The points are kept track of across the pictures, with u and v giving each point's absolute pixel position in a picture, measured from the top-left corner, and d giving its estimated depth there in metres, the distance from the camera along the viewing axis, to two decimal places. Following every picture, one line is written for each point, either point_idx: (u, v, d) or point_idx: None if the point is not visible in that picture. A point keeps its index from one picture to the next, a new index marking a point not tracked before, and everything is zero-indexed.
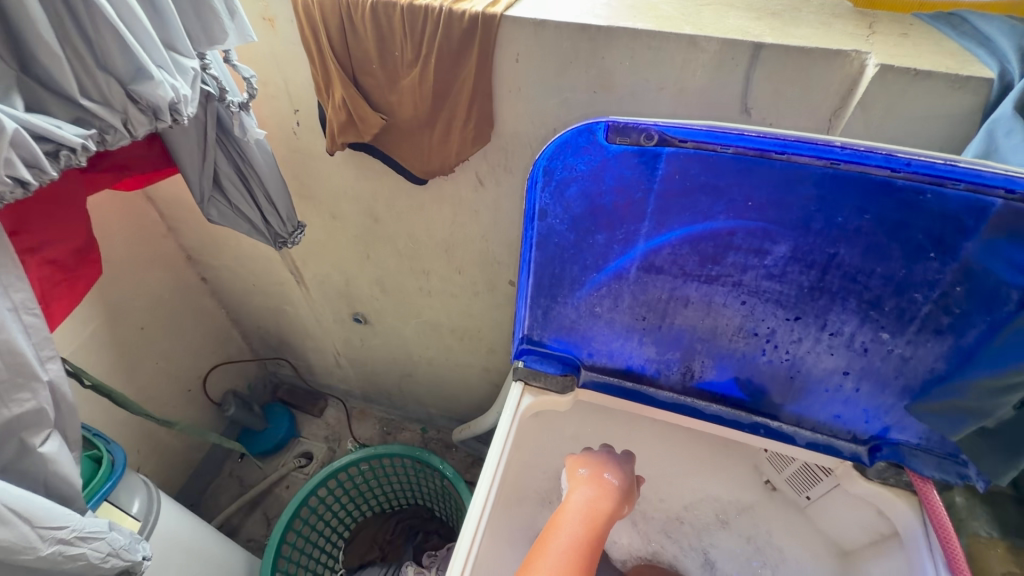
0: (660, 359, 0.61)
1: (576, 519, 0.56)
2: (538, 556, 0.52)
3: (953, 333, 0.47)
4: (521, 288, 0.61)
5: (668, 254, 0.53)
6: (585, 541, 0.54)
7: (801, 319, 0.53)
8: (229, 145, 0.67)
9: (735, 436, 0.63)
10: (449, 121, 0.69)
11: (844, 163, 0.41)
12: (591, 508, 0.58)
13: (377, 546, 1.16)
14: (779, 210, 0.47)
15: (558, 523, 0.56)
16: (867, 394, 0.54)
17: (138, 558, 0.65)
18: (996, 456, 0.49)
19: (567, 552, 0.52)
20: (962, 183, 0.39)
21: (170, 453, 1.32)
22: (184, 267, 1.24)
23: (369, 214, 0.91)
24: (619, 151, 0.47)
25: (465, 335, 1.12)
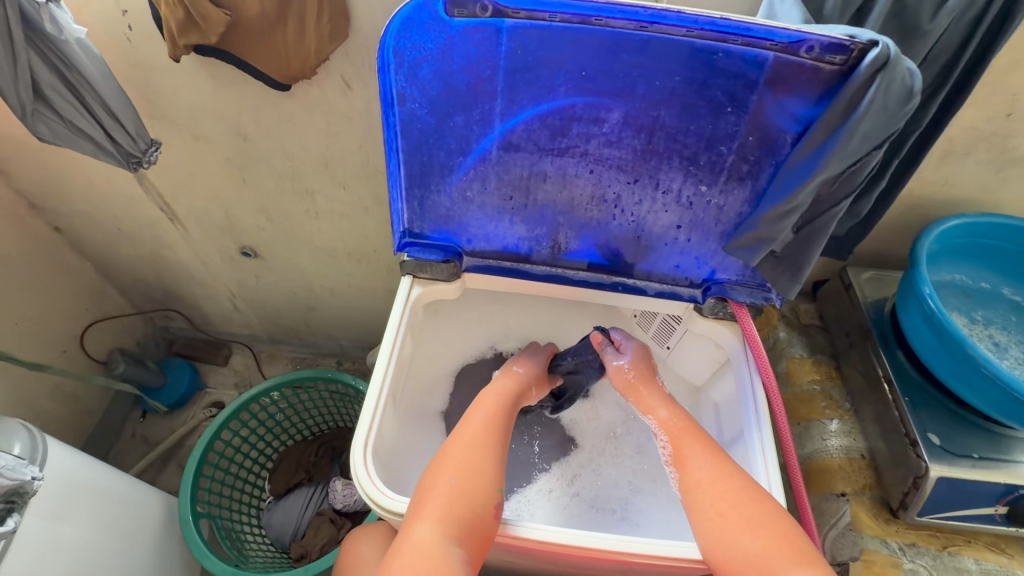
0: (532, 236, 0.69)
1: (506, 391, 0.69)
2: (477, 416, 0.65)
3: (751, 178, 0.58)
4: (394, 178, 0.63)
5: (522, 131, 0.58)
6: (511, 407, 0.68)
7: (638, 182, 0.61)
8: (42, 45, 0.60)
9: (601, 297, 0.74)
10: (302, 16, 0.65)
11: (650, 24, 0.47)
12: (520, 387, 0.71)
13: (302, 469, 1.18)
14: (607, 79, 0.52)
15: (493, 391, 0.69)
16: (696, 242, 0.65)
17: (28, 478, 0.64)
18: (785, 276, 0.62)
19: (498, 415, 0.66)
20: (739, 38, 0.47)
21: (55, 421, 1.23)
22: (28, 217, 1.09)
23: (236, 132, 0.86)
24: (461, 25, 0.50)
25: (363, 257, 1.13)
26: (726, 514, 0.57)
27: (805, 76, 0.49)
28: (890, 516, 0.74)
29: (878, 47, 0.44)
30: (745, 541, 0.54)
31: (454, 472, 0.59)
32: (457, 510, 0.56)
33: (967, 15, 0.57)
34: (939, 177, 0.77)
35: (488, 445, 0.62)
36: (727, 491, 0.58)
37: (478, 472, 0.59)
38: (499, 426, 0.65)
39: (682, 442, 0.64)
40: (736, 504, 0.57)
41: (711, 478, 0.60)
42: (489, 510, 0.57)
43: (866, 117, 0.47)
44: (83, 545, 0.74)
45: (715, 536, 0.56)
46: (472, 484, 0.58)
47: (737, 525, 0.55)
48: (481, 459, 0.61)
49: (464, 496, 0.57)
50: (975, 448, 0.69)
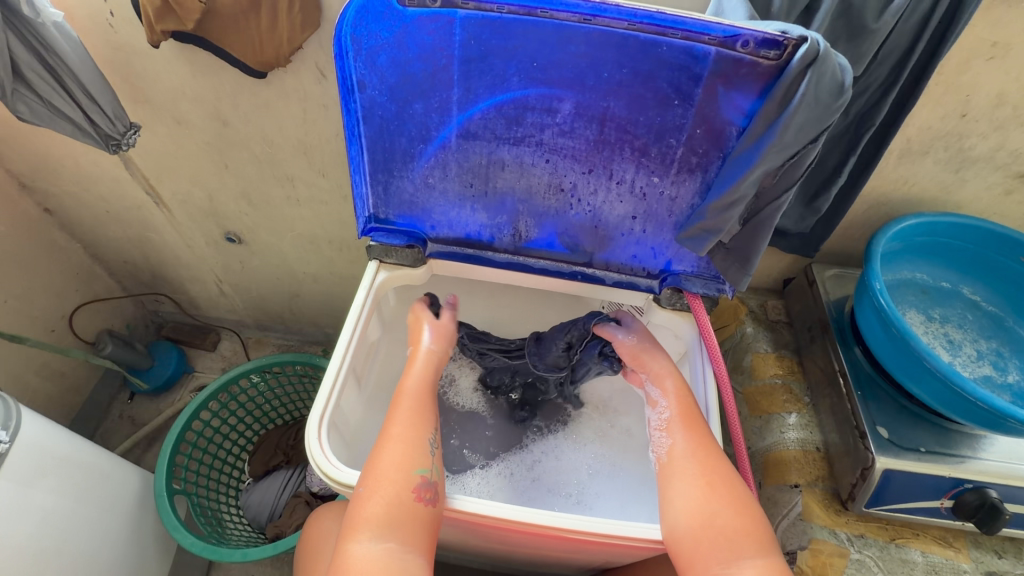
0: (493, 223, 0.71)
1: (418, 377, 0.66)
2: (389, 413, 0.63)
3: (701, 170, 0.59)
4: (357, 163, 0.65)
5: (479, 120, 0.60)
6: (424, 391, 0.65)
7: (593, 172, 0.63)
8: (21, 28, 0.63)
9: (562, 285, 0.76)
10: (274, 4, 0.67)
11: (592, 17, 0.49)
12: (431, 369, 0.68)
13: (280, 452, 1.20)
14: (557, 70, 0.54)
15: (405, 380, 0.66)
16: (651, 233, 0.67)
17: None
18: (735, 267, 0.63)
19: (406, 403, 0.63)
20: (678, 32, 0.49)
21: (43, 398, 1.26)
22: (18, 196, 1.12)
23: (216, 117, 0.88)
24: (415, 15, 0.52)
25: (343, 245, 1.15)
26: (715, 487, 0.57)
27: (745, 70, 0.50)
28: (840, 507, 0.75)
29: (808, 42, 0.46)
30: (726, 515, 0.55)
31: (366, 481, 0.57)
32: (378, 512, 0.55)
33: (915, 13, 0.58)
34: (899, 176, 0.78)
35: (402, 436, 0.60)
36: (717, 468, 0.59)
37: (393, 466, 0.57)
38: (415, 414, 0.62)
39: (678, 414, 0.64)
40: (724, 481, 0.58)
41: (702, 453, 0.60)
42: (410, 498, 0.56)
43: (800, 110, 0.49)
44: (52, 512, 0.77)
45: (701, 503, 0.56)
46: (387, 483, 0.56)
47: (722, 500, 0.56)
48: (397, 452, 0.59)
49: (381, 496, 0.56)
50: (922, 441, 0.71)
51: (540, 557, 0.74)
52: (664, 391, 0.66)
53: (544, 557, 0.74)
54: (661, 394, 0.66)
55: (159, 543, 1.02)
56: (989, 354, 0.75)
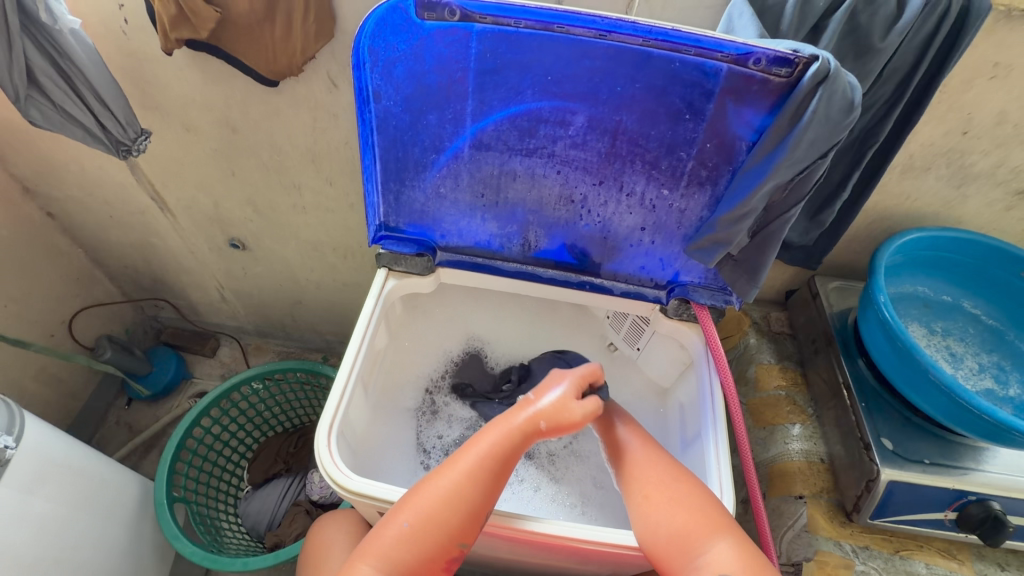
0: (503, 233, 0.71)
1: (507, 431, 0.60)
2: (460, 460, 0.59)
3: (710, 183, 0.60)
4: (370, 173, 0.65)
5: (492, 132, 0.60)
6: (504, 458, 0.59)
7: (604, 184, 0.63)
8: (37, 34, 0.63)
9: (570, 295, 0.77)
10: (289, 14, 0.68)
11: (608, 33, 0.50)
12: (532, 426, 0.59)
13: (280, 460, 1.20)
14: (570, 84, 0.55)
15: (487, 434, 0.60)
16: (660, 244, 0.68)
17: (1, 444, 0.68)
18: (744, 279, 0.64)
19: (485, 465, 0.58)
20: (692, 49, 0.50)
21: (40, 403, 1.25)
22: (21, 200, 1.11)
23: (226, 124, 0.89)
24: (432, 28, 0.52)
25: (348, 253, 1.15)
26: (653, 497, 0.59)
27: (756, 87, 0.51)
28: (845, 519, 0.75)
29: (819, 61, 0.47)
30: (668, 522, 0.57)
31: (408, 517, 0.56)
32: (403, 557, 0.55)
33: (919, 33, 0.60)
34: (902, 191, 0.80)
35: (462, 498, 0.57)
36: (658, 475, 0.60)
37: (443, 531, 0.56)
38: (483, 475, 0.58)
39: (616, 446, 0.66)
40: (663, 485, 0.59)
41: (644, 463, 0.62)
42: (440, 563, 0.56)
43: (810, 127, 0.50)
44: (54, 519, 0.76)
45: (645, 514, 0.58)
46: (427, 538, 0.55)
47: (662, 502, 0.58)
48: (450, 515, 0.56)
49: (413, 545, 0.55)
50: (926, 453, 0.71)
51: (546, 568, 0.74)
52: (610, 416, 0.68)
53: (550, 568, 0.73)
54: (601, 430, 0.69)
55: (157, 551, 1.01)
56: (991, 367, 0.76)
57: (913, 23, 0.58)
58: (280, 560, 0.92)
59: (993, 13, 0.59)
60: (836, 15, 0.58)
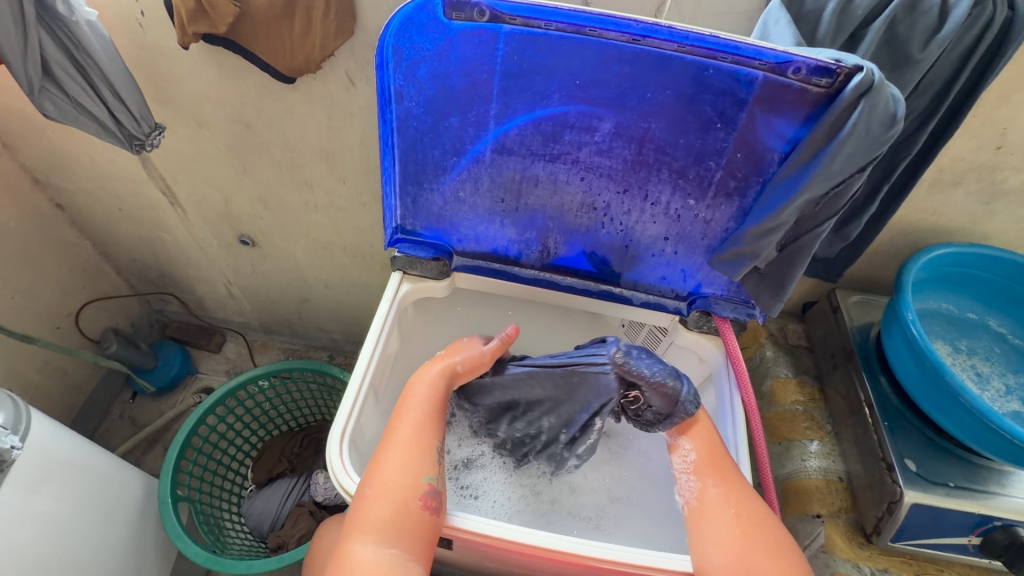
0: (522, 239, 0.70)
1: (429, 384, 0.64)
2: (400, 414, 0.62)
3: (738, 195, 0.59)
4: (389, 175, 0.64)
5: (516, 135, 0.59)
6: (427, 401, 0.62)
7: (628, 192, 0.62)
8: (53, 25, 0.62)
9: (587, 304, 0.75)
10: (309, 10, 0.66)
11: (642, 38, 0.48)
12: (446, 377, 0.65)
13: (285, 460, 1.19)
14: (599, 89, 0.53)
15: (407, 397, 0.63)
16: (682, 254, 0.67)
17: (5, 445, 0.67)
18: (769, 293, 0.63)
19: (417, 415, 0.61)
20: (728, 57, 0.48)
21: (43, 396, 1.24)
22: (31, 191, 1.10)
23: (239, 121, 0.88)
24: (459, 28, 0.51)
25: (358, 253, 1.14)
26: (751, 534, 0.55)
27: (793, 97, 0.49)
28: (863, 540, 0.74)
29: (862, 72, 0.46)
30: (719, 555, 0.54)
31: (371, 480, 0.56)
32: (382, 515, 0.54)
33: (959, 45, 0.58)
34: (929, 206, 0.78)
35: (404, 436, 0.59)
36: (755, 514, 0.56)
37: (403, 471, 0.56)
38: (425, 419, 0.61)
39: (711, 465, 0.61)
40: (728, 517, 0.56)
41: (736, 496, 0.58)
42: (416, 505, 0.55)
43: (849, 140, 0.48)
44: (58, 517, 0.75)
45: (737, 555, 0.54)
46: (393, 484, 0.55)
47: (761, 548, 0.54)
48: (405, 455, 0.58)
49: (383, 500, 0.54)
50: (951, 476, 0.69)
51: None
52: (687, 438, 0.62)
53: None
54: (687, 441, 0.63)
55: (160, 551, 1.00)
56: (1017, 389, 0.74)
57: (953, 35, 0.56)
58: (284, 563, 0.91)
59: None
60: (874, 24, 0.56)
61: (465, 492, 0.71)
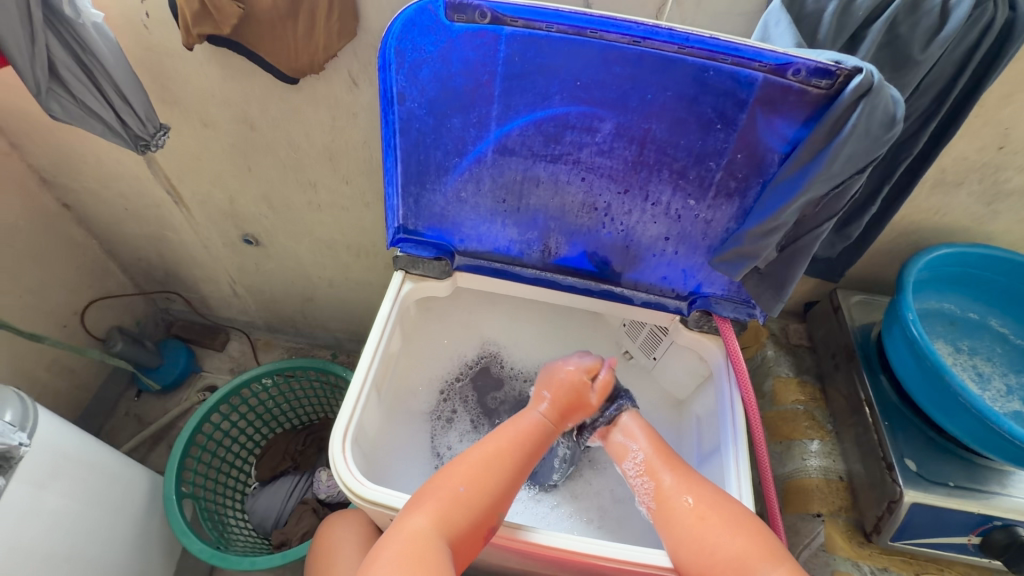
0: (523, 239, 0.70)
1: (554, 414, 0.67)
2: (509, 430, 0.65)
3: (739, 195, 0.59)
4: (391, 175, 0.65)
5: (517, 136, 0.59)
6: (544, 434, 0.66)
7: (629, 193, 0.62)
8: (60, 27, 0.62)
9: (588, 303, 0.76)
10: (312, 12, 0.67)
11: (643, 40, 0.49)
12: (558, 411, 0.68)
13: (288, 457, 1.20)
14: (599, 90, 0.54)
15: (518, 420, 0.66)
16: (683, 254, 0.67)
17: (12, 443, 0.68)
18: (769, 293, 0.63)
19: (533, 437, 0.65)
20: (729, 58, 0.49)
21: (51, 394, 1.26)
22: (38, 190, 1.11)
23: (244, 121, 0.88)
24: (461, 30, 0.51)
25: (361, 252, 1.14)
26: (706, 517, 0.58)
27: (793, 99, 0.50)
28: (863, 539, 0.74)
29: (862, 74, 0.46)
30: (727, 543, 0.56)
31: (466, 481, 0.59)
32: (457, 517, 0.56)
33: (960, 46, 0.58)
34: (931, 206, 0.78)
35: (502, 453, 0.62)
36: (706, 495, 0.59)
37: (491, 490, 0.59)
38: (529, 449, 0.64)
39: (659, 459, 0.64)
40: (715, 508, 0.58)
41: (686, 483, 0.61)
42: (484, 524, 0.58)
43: (849, 141, 0.48)
44: (66, 514, 0.76)
45: (695, 539, 0.57)
46: (482, 499, 0.58)
47: (718, 525, 0.57)
48: (499, 477, 0.61)
49: (467, 508, 0.57)
50: (951, 476, 0.70)
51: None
52: (630, 438, 0.67)
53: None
54: (630, 440, 0.67)
55: (165, 547, 1.01)
56: (1019, 390, 0.74)
57: (954, 36, 0.56)
58: (288, 560, 0.91)
59: None
60: (875, 25, 0.57)
61: None
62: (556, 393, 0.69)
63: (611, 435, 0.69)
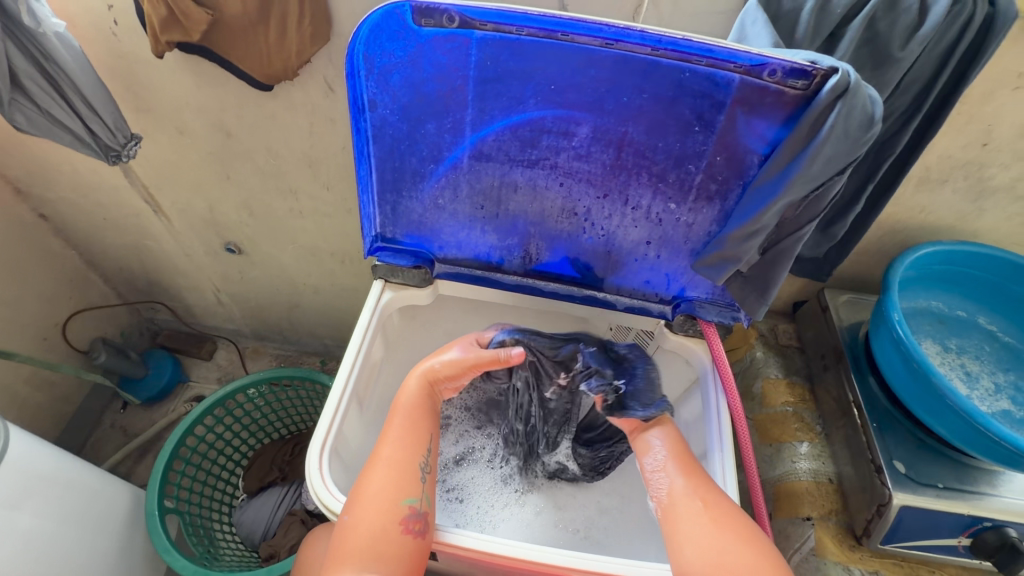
0: (504, 245, 0.69)
1: (416, 393, 0.63)
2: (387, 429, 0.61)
3: (719, 198, 0.58)
4: (366, 183, 0.63)
5: (492, 141, 0.58)
6: (415, 411, 0.62)
7: (608, 197, 0.61)
8: (21, 36, 0.61)
9: (572, 309, 0.75)
10: (283, 17, 0.65)
11: (615, 42, 0.48)
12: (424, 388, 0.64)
13: (276, 468, 1.18)
14: (574, 94, 0.53)
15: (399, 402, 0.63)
16: (666, 258, 0.66)
17: None
18: (752, 296, 0.62)
19: (405, 423, 0.61)
20: (704, 59, 0.47)
21: (33, 407, 1.23)
22: (14, 201, 1.09)
23: (220, 128, 0.87)
24: (430, 34, 0.50)
25: (346, 258, 1.13)
26: (721, 525, 0.53)
27: (770, 100, 0.49)
28: (854, 543, 0.73)
29: (839, 74, 0.45)
30: (740, 559, 0.50)
31: (350, 508, 0.55)
32: (363, 544, 0.52)
33: (940, 43, 0.57)
34: (916, 204, 0.77)
35: (392, 457, 0.58)
36: (722, 507, 0.55)
37: (381, 494, 0.55)
38: (407, 434, 0.60)
39: (677, 462, 0.59)
40: (731, 518, 0.54)
41: (702, 490, 0.57)
42: (397, 530, 0.54)
43: (827, 143, 0.47)
44: (40, 534, 0.74)
45: (711, 544, 0.52)
46: (379, 509, 0.54)
47: (732, 538, 0.52)
48: (387, 477, 0.56)
49: (365, 528, 0.53)
50: (940, 477, 0.69)
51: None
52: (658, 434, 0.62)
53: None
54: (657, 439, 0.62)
55: (149, 563, 0.99)
56: (1007, 388, 0.73)
57: (934, 32, 0.56)
58: (274, 575, 0.90)
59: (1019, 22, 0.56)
60: (853, 23, 0.56)
61: (451, 496, 0.72)
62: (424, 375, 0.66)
63: (640, 431, 0.63)
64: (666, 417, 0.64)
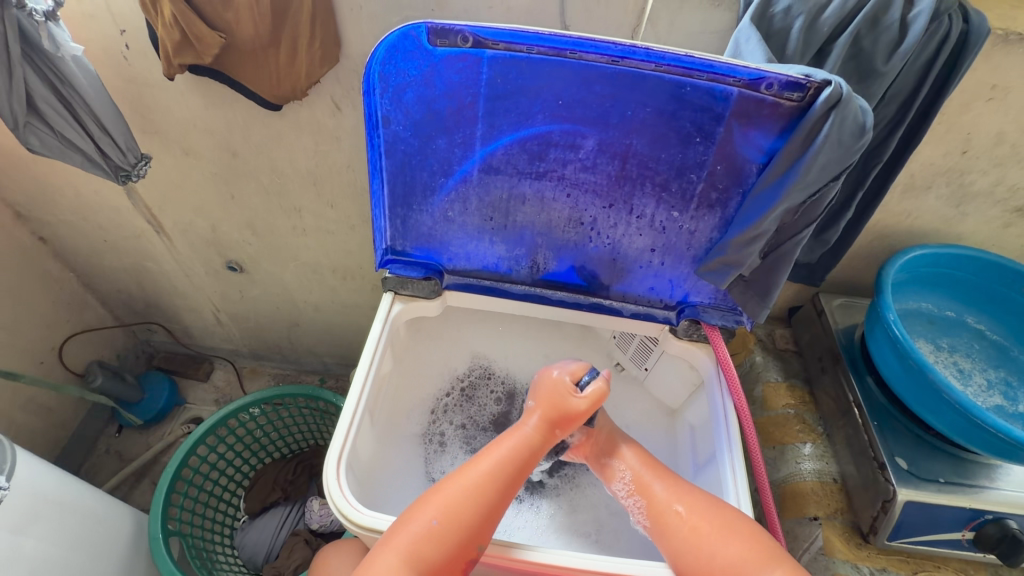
0: (511, 256, 0.71)
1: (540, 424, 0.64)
2: (485, 457, 0.62)
3: (720, 205, 0.60)
4: (377, 198, 0.65)
5: (502, 155, 0.60)
6: (531, 450, 0.63)
7: (613, 207, 0.63)
8: (38, 60, 0.62)
9: (578, 317, 0.76)
10: (294, 40, 0.67)
11: (620, 59, 0.50)
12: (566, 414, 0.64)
13: (278, 488, 1.16)
14: (581, 109, 0.55)
15: (515, 429, 0.65)
16: (669, 265, 0.68)
17: None
18: (755, 300, 0.64)
19: (515, 458, 0.62)
20: (704, 74, 0.50)
21: (27, 433, 1.21)
22: (13, 225, 1.09)
23: (226, 148, 0.88)
24: (443, 55, 0.52)
25: (347, 274, 1.14)
26: (700, 524, 0.58)
27: (767, 112, 0.52)
28: (861, 540, 0.74)
29: (831, 86, 0.48)
30: (721, 548, 0.56)
31: (438, 515, 0.56)
32: (430, 557, 0.54)
33: (920, 58, 0.61)
34: (902, 209, 0.81)
35: (485, 490, 0.59)
36: (697, 503, 0.60)
37: (466, 524, 0.57)
38: (510, 475, 0.61)
39: (648, 481, 0.64)
40: (709, 511, 0.59)
41: (676, 493, 0.62)
42: (458, 564, 0.56)
43: (823, 150, 0.50)
44: (45, 560, 0.73)
45: (693, 548, 0.57)
46: (458, 534, 0.56)
47: (711, 534, 0.57)
48: (472, 510, 0.57)
49: (440, 545, 0.55)
50: (940, 472, 0.71)
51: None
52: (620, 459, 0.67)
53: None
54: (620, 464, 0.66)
55: None
56: (998, 384, 0.76)
57: (914, 48, 0.59)
58: None
59: (992, 38, 0.61)
60: (839, 40, 0.59)
61: None
62: (545, 402, 0.65)
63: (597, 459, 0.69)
64: (626, 440, 0.69)
